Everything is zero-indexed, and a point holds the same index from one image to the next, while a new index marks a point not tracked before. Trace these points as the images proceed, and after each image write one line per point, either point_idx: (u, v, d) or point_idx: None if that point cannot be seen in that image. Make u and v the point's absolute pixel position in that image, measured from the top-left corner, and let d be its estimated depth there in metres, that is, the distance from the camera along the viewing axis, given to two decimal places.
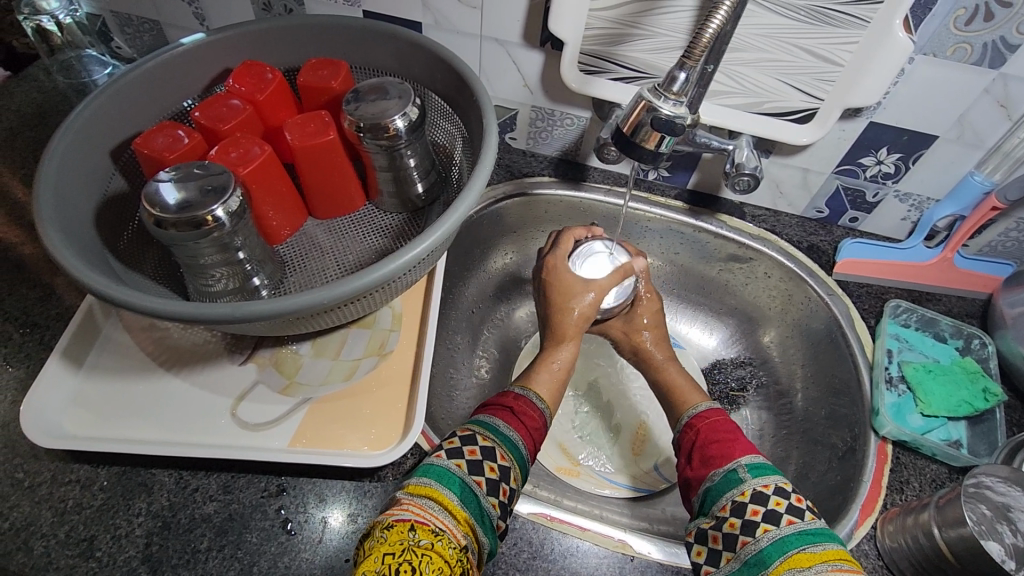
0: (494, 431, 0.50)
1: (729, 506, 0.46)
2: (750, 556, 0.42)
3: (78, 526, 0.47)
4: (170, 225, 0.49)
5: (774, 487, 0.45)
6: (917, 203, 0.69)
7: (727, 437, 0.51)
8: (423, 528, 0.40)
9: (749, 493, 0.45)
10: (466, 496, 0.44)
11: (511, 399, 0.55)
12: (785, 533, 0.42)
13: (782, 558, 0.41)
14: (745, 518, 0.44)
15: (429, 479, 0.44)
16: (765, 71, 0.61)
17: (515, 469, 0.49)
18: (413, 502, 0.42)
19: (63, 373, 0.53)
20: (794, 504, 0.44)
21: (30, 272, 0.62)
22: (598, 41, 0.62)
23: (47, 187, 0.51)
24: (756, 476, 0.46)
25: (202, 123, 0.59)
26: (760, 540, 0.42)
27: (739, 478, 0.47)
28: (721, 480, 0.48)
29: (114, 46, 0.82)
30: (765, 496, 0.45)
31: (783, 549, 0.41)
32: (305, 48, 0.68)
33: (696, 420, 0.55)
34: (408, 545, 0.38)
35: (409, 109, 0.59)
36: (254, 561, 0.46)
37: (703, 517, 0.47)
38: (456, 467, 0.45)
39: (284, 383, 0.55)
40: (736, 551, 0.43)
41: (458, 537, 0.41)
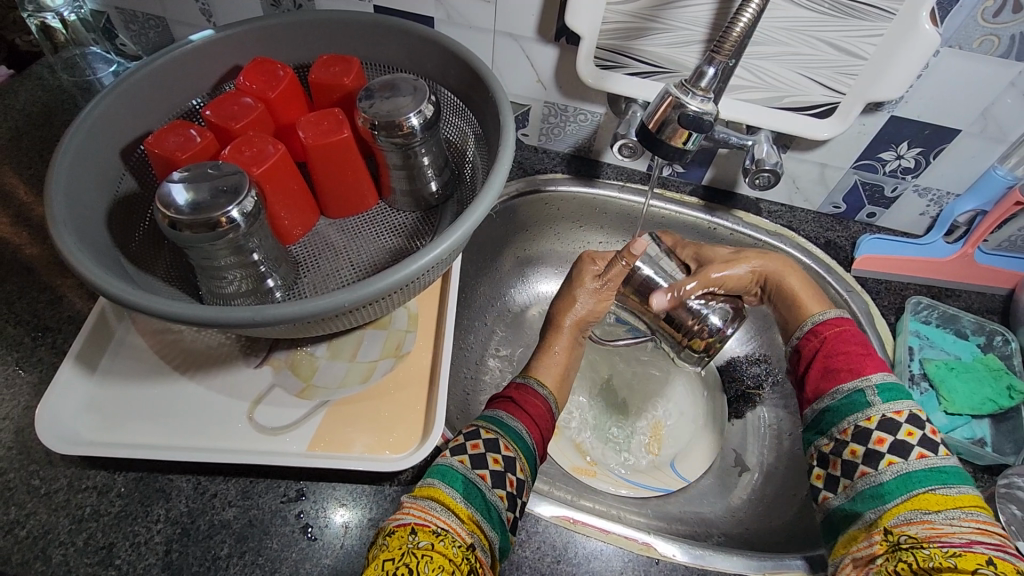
0: (499, 424, 0.51)
1: (853, 429, 0.49)
2: (867, 488, 0.47)
3: (97, 533, 0.46)
4: (186, 227, 0.48)
5: (908, 413, 0.48)
6: (937, 198, 0.68)
7: (859, 350, 0.53)
8: (424, 530, 0.41)
9: (875, 419, 0.49)
10: (470, 492, 0.45)
11: (512, 389, 0.58)
12: (942, 464, 0.45)
13: (904, 498, 0.45)
14: (870, 446, 0.48)
15: (432, 479, 0.45)
16: (785, 65, 0.60)
17: (521, 460, 0.50)
18: (415, 504, 0.43)
19: (78, 377, 0.52)
20: (902, 439, 0.47)
21: (40, 275, 0.61)
22: (615, 35, 0.61)
23: (59, 189, 0.50)
24: (887, 401, 0.49)
25: (213, 122, 0.58)
26: (882, 473, 0.47)
27: (866, 401, 0.49)
28: (847, 399, 0.51)
29: (118, 44, 0.81)
30: (895, 427, 0.48)
31: (905, 488, 0.45)
32: (314, 43, 0.66)
33: (821, 328, 0.57)
34: (407, 549, 0.39)
35: (424, 107, 0.58)
36: (275, 567, 0.46)
37: (834, 425, 0.51)
38: (456, 462, 0.47)
39: (300, 386, 0.54)
40: (854, 480, 0.48)
41: (463, 536, 0.42)
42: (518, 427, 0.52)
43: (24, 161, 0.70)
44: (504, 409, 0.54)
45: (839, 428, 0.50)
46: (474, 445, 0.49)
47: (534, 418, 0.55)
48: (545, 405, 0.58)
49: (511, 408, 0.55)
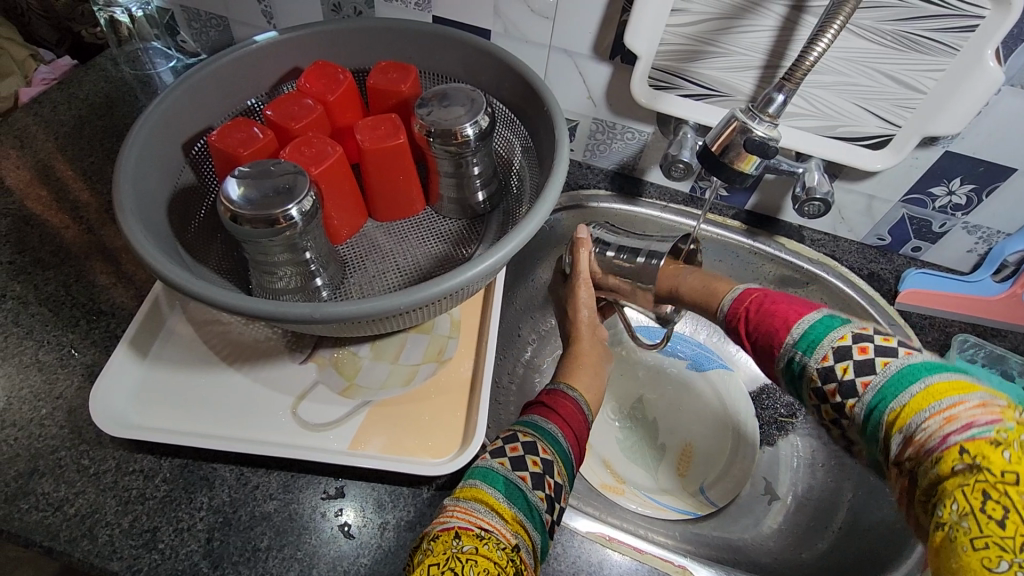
0: (535, 428, 0.51)
1: (817, 374, 0.44)
2: (863, 412, 0.42)
3: (141, 516, 0.47)
4: (246, 221, 0.50)
5: (852, 335, 0.44)
6: (986, 236, 0.67)
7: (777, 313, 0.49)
8: (468, 534, 0.41)
9: (828, 355, 0.44)
10: (512, 493, 0.45)
11: (544, 395, 0.56)
12: (906, 363, 0.41)
13: (891, 411, 0.40)
14: (841, 381, 0.43)
15: (475, 481, 0.46)
16: (841, 94, 0.60)
17: (558, 463, 0.49)
18: (459, 507, 0.44)
19: (130, 363, 0.53)
20: (860, 359, 0.42)
21: (97, 260, 0.62)
22: (671, 57, 0.62)
23: (126, 178, 0.51)
24: (827, 335, 0.45)
25: (274, 121, 0.60)
26: (862, 397, 0.42)
27: (806, 348, 0.45)
28: (791, 357, 0.46)
29: (179, 40, 0.83)
30: (848, 352, 0.43)
31: (887, 402, 0.40)
32: (373, 51, 0.68)
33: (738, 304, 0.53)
34: (452, 553, 0.40)
35: (480, 118, 0.59)
36: (313, 563, 0.46)
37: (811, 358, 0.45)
38: (497, 463, 0.47)
39: (344, 384, 0.55)
40: (849, 413, 0.43)
41: (507, 537, 0.42)
42: (553, 429, 0.52)
43: (86, 149, 0.73)
44: (540, 414, 0.53)
45: (816, 359, 0.44)
46: (513, 447, 0.49)
47: (569, 421, 0.54)
48: (577, 406, 0.56)
49: (546, 413, 0.54)
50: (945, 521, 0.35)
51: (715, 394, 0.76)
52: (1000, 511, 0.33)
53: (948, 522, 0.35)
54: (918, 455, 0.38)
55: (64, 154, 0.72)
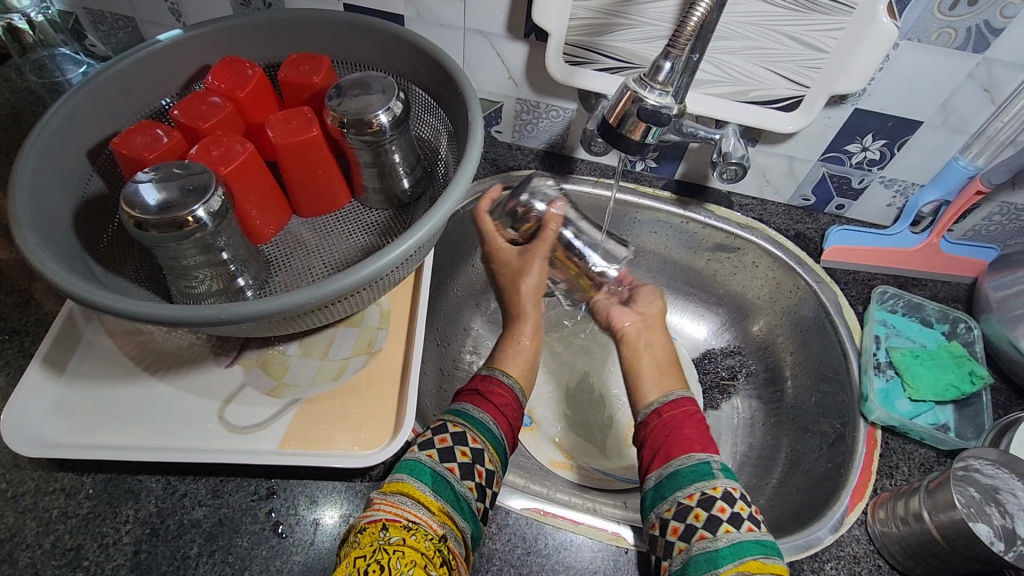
0: (464, 417, 0.52)
1: (697, 496, 0.47)
2: (701, 552, 0.44)
3: (64, 535, 0.46)
4: (152, 226, 0.48)
5: (723, 491, 0.47)
6: (903, 189, 0.69)
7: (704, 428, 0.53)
8: (395, 526, 0.41)
9: (720, 489, 0.47)
10: (439, 485, 0.45)
11: (478, 381, 0.57)
12: (742, 538, 0.44)
13: (735, 562, 0.43)
14: (711, 513, 0.46)
15: (403, 475, 0.46)
16: (751, 58, 0.60)
17: (489, 450, 0.50)
18: (385, 500, 0.43)
19: (45, 380, 0.52)
20: (714, 514, 0.46)
21: (7, 279, 0.60)
22: (583, 32, 0.62)
23: (22, 191, 0.49)
24: (728, 477, 0.48)
25: (181, 122, 0.58)
26: (718, 539, 0.44)
27: (711, 472, 0.48)
28: (692, 467, 0.49)
29: (88, 44, 0.80)
30: (733, 499, 0.46)
31: (738, 553, 0.43)
32: (284, 43, 0.66)
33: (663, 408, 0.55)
34: (378, 545, 0.40)
35: (393, 104, 0.58)
36: (245, 565, 0.46)
37: (665, 501, 0.48)
38: (423, 456, 0.47)
39: (272, 384, 0.54)
40: (691, 543, 0.45)
41: (434, 528, 0.42)
42: (484, 420, 0.52)
43: None
44: (468, 402, 0.54)
45: (663, 508, 0.48)
46: (441, 439, 0.49)
47: (500, 408, 0.54)
48: (512, 394, 0.57)
49: (478, 400, 0.54)
50: None
51: None
52: None
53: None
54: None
55: None
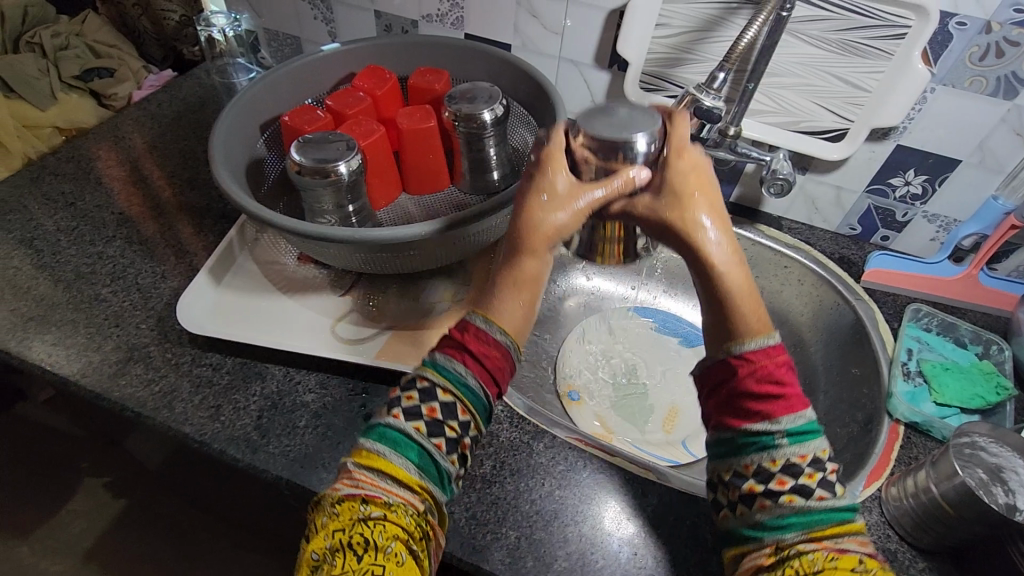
0: (456, 385, 0.45)
1: (755, 467, 0.43)
2: (767, 519, 0.42)
3: (209, 396, 0.59)
4: (306, 173, 0.64)
5: (784, 463, 0.43)
6: (945, 224, 0.76)
7: (766, 391, 0.44)
8: (375, 502, 0.41)
9: (780, 462, 0.43)
10: (425, 463, 0.43)
11: (468, 334, 0.47)
12: (812, 509, 0.41)
13: (804, 531, 0.41)
14: (769, 486, 0.42)
15: (381, 447, 0.43)
16: (801, 94, 0.71)
17: (462, 403, 0.45)
18: (365, 475, 0.42)
19: (207, 286, 0.67)
20: (774, 487, 0.42)
21: (185, 215, 0.77)
22: (658, 64, 0.74)
23: (219, 142, 0.66)
24: (794, 445, 0.43)
25: (333, 108, 0.74)
26: (782, 507, 0.42)
27: (773, 443, 0.43)
28: (750, 437, 0.44)
29: (260, 57, 1.02)
30: (798, 470, 0.42)
31: (806, 522, 0.41)
32: (414, 59, 0.83)
33: (738, 362, 0.46)
34: (358, 519, 0.41)
35: (495, 107, 0.73)
36: (338, 439, 0.56)
37: (723, 460, 0.45)
38: (394, 420, 0.44)
39: (374, 312, 0.67)
40: (752, 510, 0.43)
41: (416, 504, 0.42)
42: (472, 385, 0.45)
43: (180, 137, 0.89)
44: (460, 361, 0.46)
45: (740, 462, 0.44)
46: (409, 397, 0.45)
47: (490, 372, 0.46)
48: (507, 357, 0.47)
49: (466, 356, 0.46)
50: (816, 557, 0.39)
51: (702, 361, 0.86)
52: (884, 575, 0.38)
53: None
54: (812, 550, 0.40)
55: (164, 140, 0.88)
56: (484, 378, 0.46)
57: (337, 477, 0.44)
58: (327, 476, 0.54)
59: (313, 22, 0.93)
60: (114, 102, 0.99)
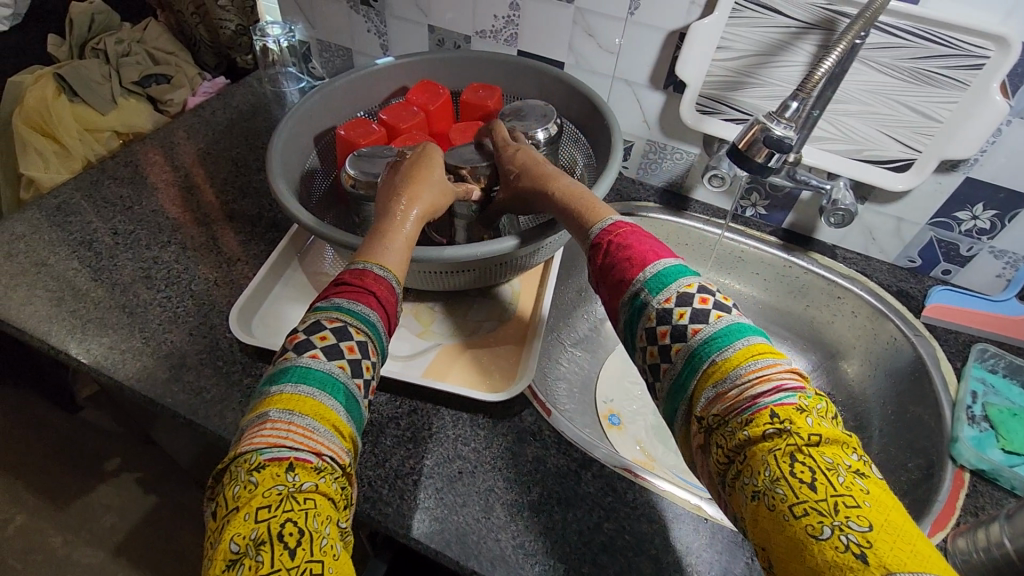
0: (356, 316, 0.44)
1: (644, 333, 0.44)
2: (675, 376, 0.42)
3: None
4: (362, 186, 0.65)
5: (675, 298, 0.43)
6: (1013, 261, 0.73)
7: (627, 257, 0.47)
8: (304, 467, 0.36)
9: (655, 315, 0.44)
10: (349, 405, 0.41)
11: (364, 277, 0.47)
12: (712, 330, 0.41)
13: (698, 380, 0.41)
14: (659, 343, 0.43)
15: (309, 389, 0.40)
16: (866, 122, 0.68)
17: (373, 342, 0.44)
18: (295, 427, 0.38)
19: (261, 296, 0.68)
20: (677, 338, 0.42)
21: (237, 223, 0.78)
22: (716, 86, 0.73)
23: (277, 153, 0.67)
24: (659, 292, 0.44)
25: (387, 122, 0.75)
26: (675, 361, 0.42)
27: (642, 301, 0.45)
28: (630, 308, 0.46)
29: (310, 67, 1.03)
30: (671, 311, 0.43)
31: (700, 360, 0.41)
32: (466, 75, 0.83)
33: (607, 233, 0.50)
34: (286, 494, 0.35)
35: (549, 126, 0.72)
36: (385, 458, 0.56)
37: (637, 345, 0.46)
38: (317, 359, 0.41)
39: (421, 329, 0.67)
40: (671, 360, 0.43)
41: (342, 460, 0.39)
42: (367, 312, 0.45)
43: (233, 144, 0.91)
44: (359, 300, 0.45)
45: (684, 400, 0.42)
46: (322, 337, 0.42)
47: (382, 300, 0.47)
48: (390, 289, 0.48)
49: (355, 293, 0.46)
50: (760, 488, 0.35)
51: None
52: (806, 473, 0.34)
53: (764, 490, 0.35)
54: (728, 414, 0.38)
55: (217, 147, 0.90)
56: (385, 319, 0.46)
57: (247, 437, 0.38)
58: (374, 494, 0.53)
59: (365, 34, 0.94)
60: (169, 108, 1.02)
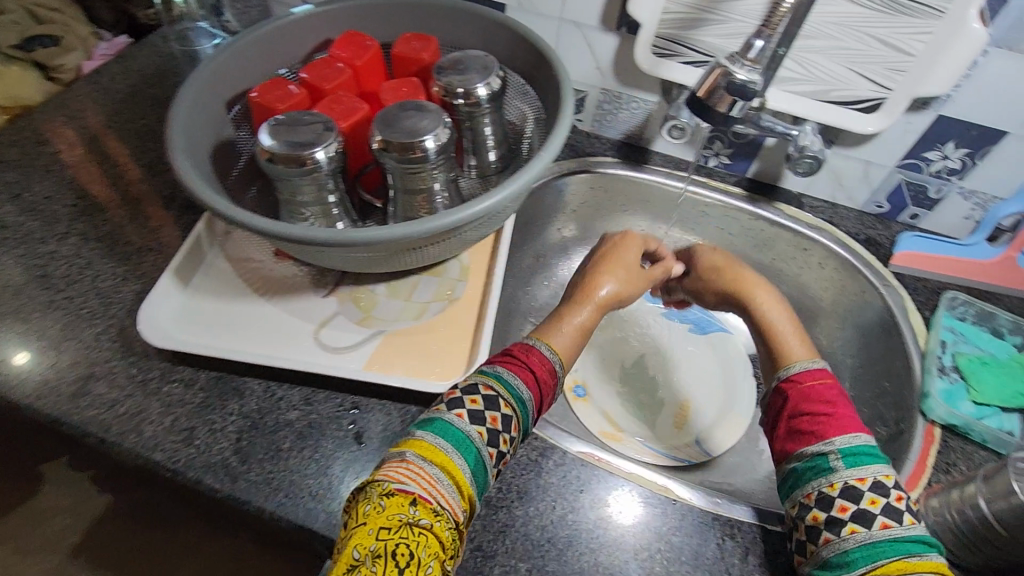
0: (505, 387, 0.46)
1: (816, 494, 0.44)
2: (833, 554, 0.42)
3: (180, 417, 0.52)
4: (279, 161, 0.56)
5: (872, 481, 0.44)
6: (982, 202, 0.70)
7: (825, 408, 0.48)
8: (424, 505, 0.38)
9: (840, 486, 0.44)
10: (464, 446, 0.42)
11: (523, 350, 0.50)
12: (874, 538, 0.41)
13: (871, 568, 0.40)
14: (832, 514, 0.43)
15: (444, 444, 0.41)
16: (834, 58, 0.63)
17: (517, 417, 0.46)
18: (422, 471, 0.40)
19: (173, 288, 0.59)
20: (836, 516, 0.43)
21: (147, 205, 0.69)
22: (673, 25, 0.66)
23: (179, 123, 0.58)
24: (850, 468, 0.44)
25: (307, 81, 0.66)
26: (846, 540, 0.42)
27: (830, 467, 0.45)
28: (809, 463, 0.46)
29: (223, 20, 0.92)
30: (860, 495, 0.43)
31: (873, 556, 0.40)
32: (396, 23, 0.74)
33: (792, 383, 0.51)
34: (405, 522, 0.37)
35: (491, 80, 0.64)
36: (328, 463, 0.51)
37: (786, 501, 0.47)
38: (458, 419, 0.43)
39: (361, 315, 0.60)
40: (819, 545, 0.43)
41: (457, 515, 0.39)
42: (519, 386, 0.47)
43: (138, 114, 0.80)
44: (515, 372, 0.47)
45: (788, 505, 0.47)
46: (473, 400, 0.45)
47: (537, 377, 0.48)
48: (552, 369, 0.50)
49: (513, 365, 0.48)
50: None
51: (715, 353, 0.82)
52: None
53: None
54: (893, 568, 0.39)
55: (119, 118, 0.79)
56: (538, 399, 0.48)
57: (384, 467, 0.40)
58: (317, 505, 0.49)
59: None
60: (62, 75, 0.89)
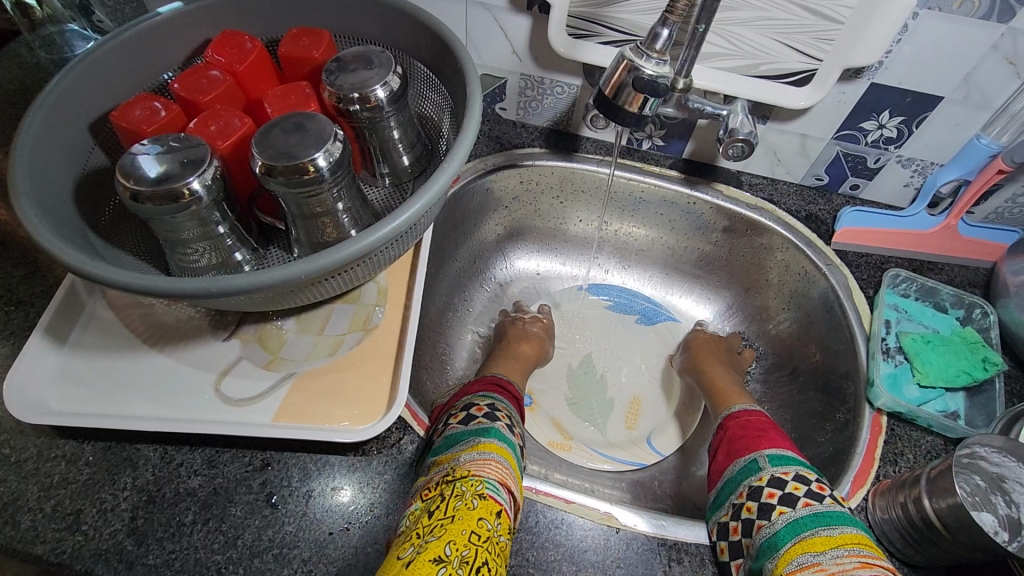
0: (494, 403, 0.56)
1: (747, 491, 0.49)
2: (763, 540, 0.45)
3: (64, 500, 0.47)
4: (146, 199, 0.48)
5: (794, 474, 0.48)
6: (921, 168, 0.67)
7: (759, 431, 0.54)
8: (505, 517, 0.45)
9: (767, 478, 0.48)
10: (517, 459, 0.51)
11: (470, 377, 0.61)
12: (798, 514, 0.45)
13: (795, 541, 0.43)
14: (762, 501, 0.47)
15: (508, 450, 0.50)
16: (759, 30, 0.58)
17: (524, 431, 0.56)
18: (502, 474, 0.47)
19: (47, 350, 0.52)
20: (766, 502, 0.47)
21: (15, 250, 0.61)
22: (586, 3, 0.59)
23: (23, 161, 0.49)
24: (776, 464, 0.49)
25: (180, 95, 0.58)
26: (774, 523, 0.45)
27: (758, 465, 0.50)
28: (742, 468, 0.51)
29: (95, 20, 0.79)
30: (783, 482, 0.48)
31: (796, 532, 0.44)
32: (283, 16, 0.65)
33: (731, 416, 0.58)
34: (492, 532, 0.43)
35: (390, 79, 0.57)
36: (238, 534, 0.46)
37: (720, 509, 0.50)
38: (506, 430, 0.52)
39: (268, 358, 0.54)
40: (753, 537, 0.46)
41: (515, 524, 0.47)
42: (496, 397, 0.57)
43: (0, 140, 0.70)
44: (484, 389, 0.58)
45: (719, 514, 0.50)
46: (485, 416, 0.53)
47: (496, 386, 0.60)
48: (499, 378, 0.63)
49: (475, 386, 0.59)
50: None
51: (666, 347, 0.79)
52: None
53: None
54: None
55: None
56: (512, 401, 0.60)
57: (474, 465, 0.47)
58: None
59: None
60: None
